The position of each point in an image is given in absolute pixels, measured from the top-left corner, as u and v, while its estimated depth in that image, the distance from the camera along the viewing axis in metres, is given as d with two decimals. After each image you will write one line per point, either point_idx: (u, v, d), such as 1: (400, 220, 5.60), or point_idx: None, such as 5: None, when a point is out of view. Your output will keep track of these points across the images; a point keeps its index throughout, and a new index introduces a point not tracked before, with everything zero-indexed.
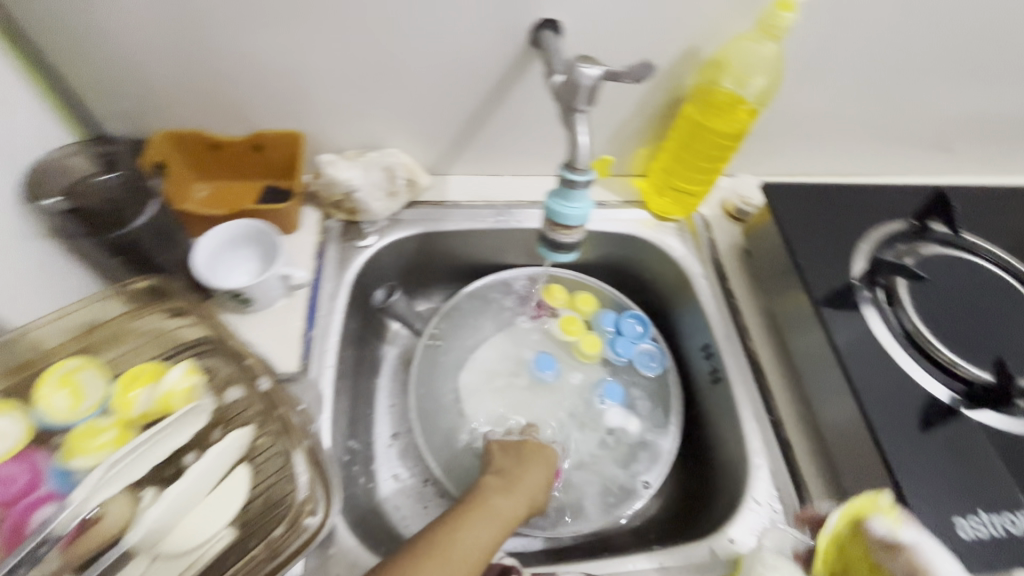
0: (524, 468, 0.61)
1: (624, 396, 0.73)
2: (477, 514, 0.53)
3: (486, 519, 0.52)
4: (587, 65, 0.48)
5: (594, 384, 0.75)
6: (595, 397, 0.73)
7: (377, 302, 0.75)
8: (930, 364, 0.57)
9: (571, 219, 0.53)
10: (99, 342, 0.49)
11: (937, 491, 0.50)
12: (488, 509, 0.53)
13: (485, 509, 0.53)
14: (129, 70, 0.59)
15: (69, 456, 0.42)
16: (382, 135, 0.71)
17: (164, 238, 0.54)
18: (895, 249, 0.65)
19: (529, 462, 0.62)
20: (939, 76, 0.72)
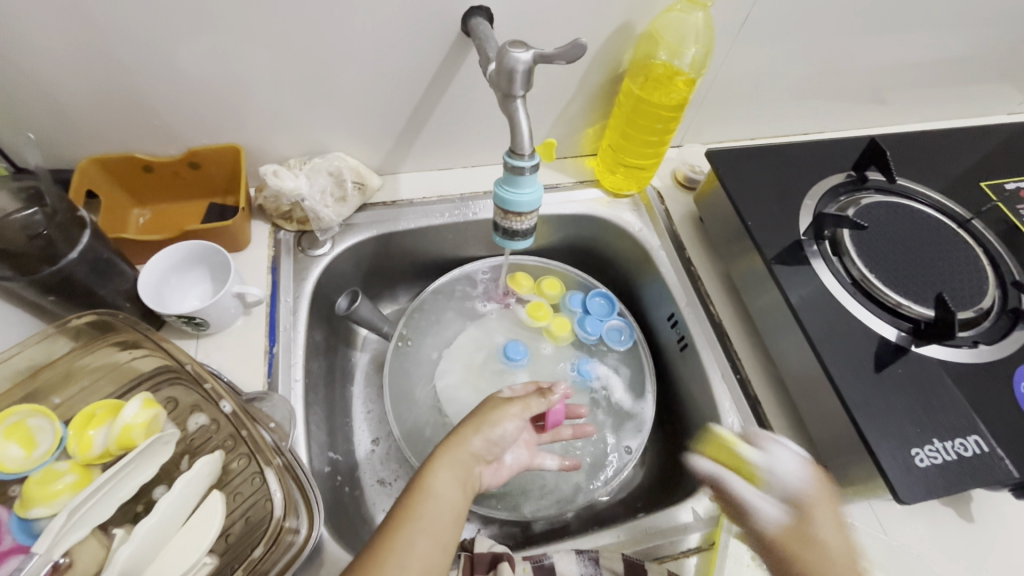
0: (487, 413, 0.54)
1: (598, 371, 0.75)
2: (436, 468, 0.48)
3: (448, 471, 0.48)
4: (517, 49, 0.47)
5: (566, 357, 0.75)
6: (567, 368, 0.74)
7: (341, 310, 0.70)
8: (877, 307, 0.60)
9: (523, 206, 0.53)
10: (49, 385, 0.47)
11: (895, 426, 0.53)
12: (449, 460, 0.49)
13: (445, 461, 0.49)
14: (41, 98, 0.56)
15: (25, 507, 0.40)
16: (324, 141, 0.70)
17: (103, 271, 0.51)
18: (838, 202, 0.68)
19: (495, 405, 0.55)
20: (864, 30, 0.74)
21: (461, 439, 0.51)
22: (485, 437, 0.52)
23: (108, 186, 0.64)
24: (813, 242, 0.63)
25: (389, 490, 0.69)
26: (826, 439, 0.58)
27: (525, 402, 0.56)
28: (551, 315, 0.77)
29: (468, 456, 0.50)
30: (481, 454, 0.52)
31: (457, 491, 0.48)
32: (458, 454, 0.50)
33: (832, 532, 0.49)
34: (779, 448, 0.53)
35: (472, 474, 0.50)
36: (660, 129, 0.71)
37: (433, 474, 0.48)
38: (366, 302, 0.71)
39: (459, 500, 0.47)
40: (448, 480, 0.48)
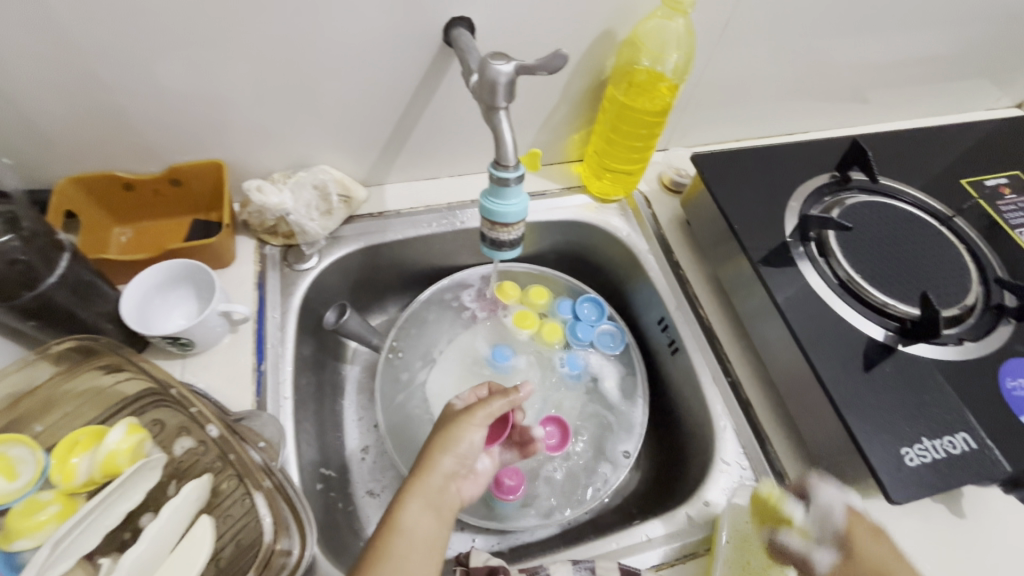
0: (448, 428, 0.51)
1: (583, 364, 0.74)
2: (408, 504, 0.46)
3: (419, 502, 0.46)
4: (499, 62, 0.47)
5: (554, 355, 0.76)
6: (557, 364, 0.75)
7: (329, 324, 0.69)
8: (865, 308, 0.60)
9: (509, 217, 0.53)
10: (31, 411, 0.46)
11: (884, 426, 0.53)
12: (423, 494, 0.47)
13: (416, 495, 0.47)
14: (15, 117, 0.55)
15: (7, 540, 0.39)
16: (309, 154, 0.69)
17: (84, 294, 0.50)
18: (822, 203, 0.68)
19: (454, 418, 0.52)
20: (844, 31, 0.75)
21: (429, 462, 0.49)
22: (454, 453, 0.50)
23: (87, 206, 0.63)
24: (800, 244, 0.64)
25: (379, 500, 0.68)
26: (818, 440, 0.58)
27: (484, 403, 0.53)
28: (540, 322, 0.77)
29: (440, 479, 0.49)
30: (455, 472, 0.50)
31: (433, 522, 0.46)
32: (429, 482, 0.48)
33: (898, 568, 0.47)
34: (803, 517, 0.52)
35: (449, 497, 0.49)
36: (644, 135, 0.71)
37: (402, 509, 0.46)
38: (354, 315, 0.71)
39: (436, 532, 0.46)
40: (421, 514, 0.46)
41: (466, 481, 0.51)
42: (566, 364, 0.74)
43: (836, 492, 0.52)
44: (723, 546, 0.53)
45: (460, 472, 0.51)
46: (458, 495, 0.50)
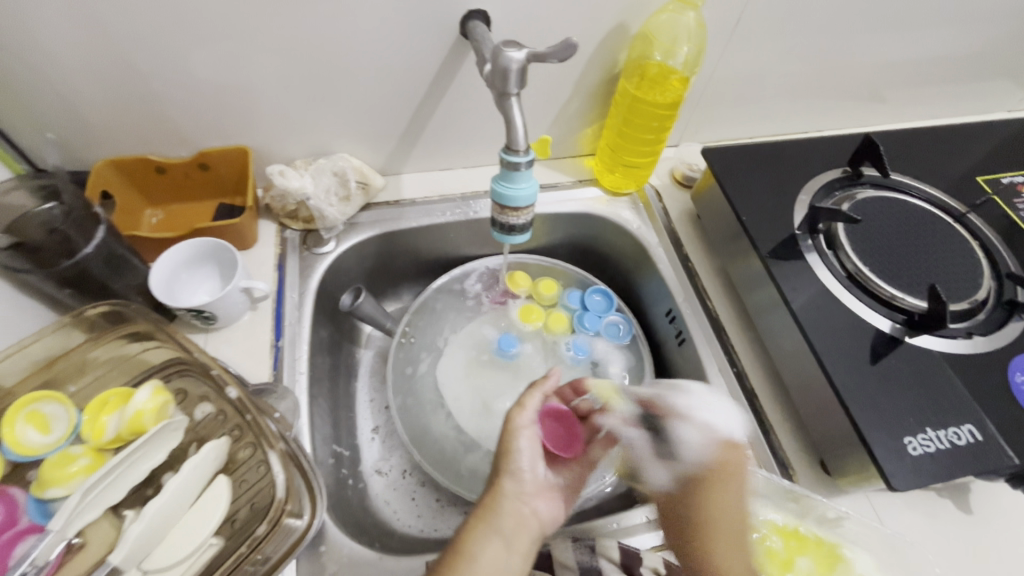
0: (503, 449, 0.56)
1: (590, 349, 0.76)
2: (477, 535, 0.48)
3: (485, 531, 0.49)
4: (510, 49, 0.49)
5: (559, 342, 0.78)
6: (562, 350, 0.77)
7: (344, 307, 0.71)
8: (872, 300, 0.60)
9: (519, 201, 0.55)
10: (64, 373, 0.49)
11: (889, 416, 0.53)
12: (489, 525, 0.49)
13: (484, 525, 0.49)
14: (58, 101, 0.58)
15: (42, 488, 0.42)
16: (330, 142, 0.72)
17: (117, 265, 0.54)
18: (833, 197, 0.68)
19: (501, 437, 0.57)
20: (859, 28, 0.75)
21: (495, 489, 0.53)
22: (512, 473, 0.54)
23: (122, 188, 0.67)
24: (808, 237, 0.64)
25: (387, 479, 0.71)
26: (821, 430, 0.58)
27: (522, 401, 0.58)
28: (545, 314, 0.79)
29: (507, 504, 0.52)
30: (521, 494, 0.53)
31: (502, 549, 0.48)
32: (495, 510, 0.51)
33: (732, 507, 0.52)
34: (690, 429, 0.54)
35: (520, 522, 0.51)
36: (655, 127, 0.72)
37: (469, 538, 0.48)
38: (369, 299, 0.73)
39: (509, 558, 0.48)
40: (489, 543, 0.48)
41: (537, 500, 0.54)
42: (572, 349, 0.76)
43: (688, 431, 0.54)
44: None
45: (529, 492, 0.54)
46: (532, 515, 0.53)
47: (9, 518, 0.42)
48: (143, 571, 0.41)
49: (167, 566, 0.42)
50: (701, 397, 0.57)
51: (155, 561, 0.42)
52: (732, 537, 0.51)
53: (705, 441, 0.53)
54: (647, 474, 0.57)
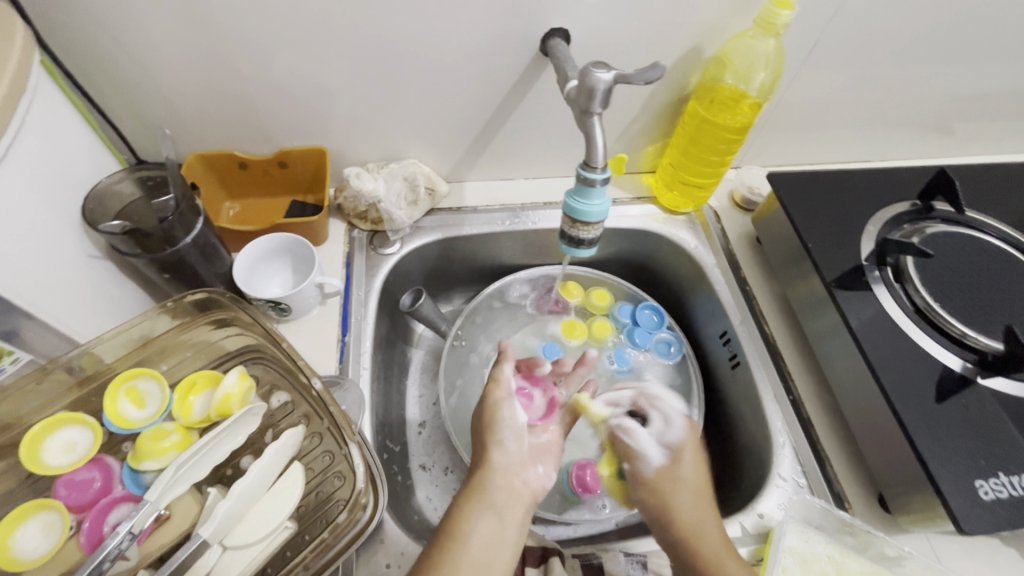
0: (484, 420, 0.57)
1: (631, 362, 0.77)
2: (466, 509, 0.50)
3: (477, 510, 0.50)
4: (599, 70, 0.50)
5: (602, 353, 0.78)
6: (606, 363, 0.77)
7: (405, 307, 0.74)
8: (942, 337, 0.59)
9: (591, 216, 0.56)
10: (155, 354, 0.53)
11: (958, 457, 0.52)
12: (482, 500, 0.51)
13: (477, 501, 0.51)
14: (162, 103, 0.62)
15: (139, 460, 0.45)
16: (401, 148, 0.74)
17: (208, 254, 0.57)
18: (901, 229, 0.67)
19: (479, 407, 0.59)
20: (937, 59, 0.74)
21: (487, 462, 0.54)
22: (502, 447, 0.55)
23: (207, 180, 0.70)
24: (875, 268, 0.64)
25: (431, 475, 0.72)
26: (884, 467, 0.57)
27: (496, 376, 0.60)
28: (587, 326, 0.80)
29: (497, 477, 0.53)
30: (511, 466, 0.54)
31: (496, 523, 0.50)
32: (486, 485, 0.52)
33: (690, 471, 0.58)
34: (668, 407, 0.64)
35: (513, 493, 0.53)
36: (722, 149, 0.73)
37: (462, 519, 0.49)
38: (428, 301, 0.75)
39: (502, 531, 0.49)
40: (480, 517, 0.50)
41: (528, 471, 0.56)
42: (615, 361, 0.77)
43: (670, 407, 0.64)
44: (777, 559, 0.53)
45: (521, 461, 0.56)
46: (524, 486, 0.54)
47: (105, 486, 0.45)
48: (224, 546, 0.44)
49: (245, 545, 0.44)
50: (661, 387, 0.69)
51: (236, 537, 0.44)
52: (702, 496, 0.56)
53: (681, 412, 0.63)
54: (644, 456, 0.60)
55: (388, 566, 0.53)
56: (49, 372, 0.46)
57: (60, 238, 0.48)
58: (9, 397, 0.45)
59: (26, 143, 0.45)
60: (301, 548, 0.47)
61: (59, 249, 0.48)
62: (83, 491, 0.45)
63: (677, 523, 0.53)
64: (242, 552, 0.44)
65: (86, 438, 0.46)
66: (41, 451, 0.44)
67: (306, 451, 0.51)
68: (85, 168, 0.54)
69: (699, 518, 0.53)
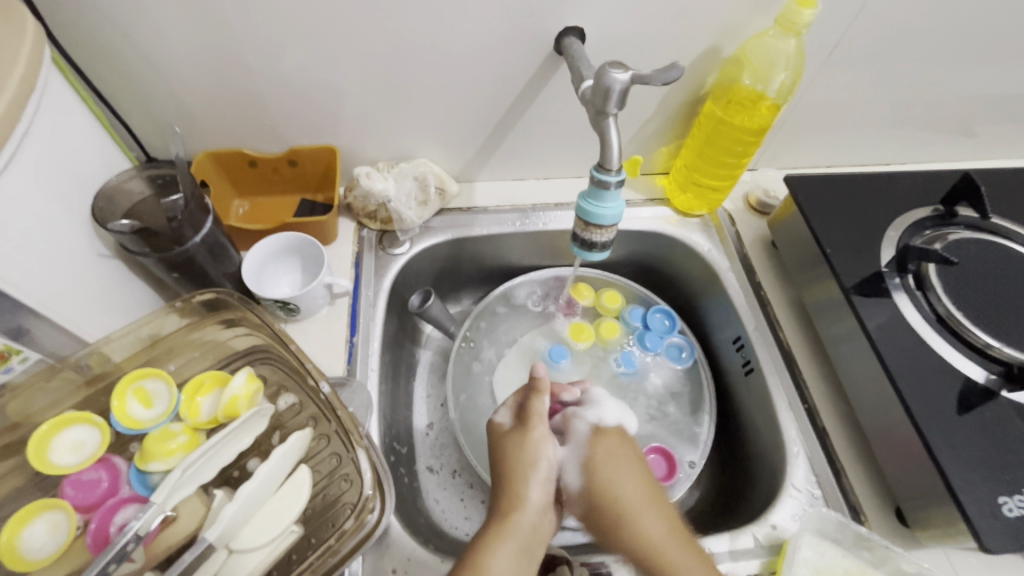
0: (523, 458, 0.55)
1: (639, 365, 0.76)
2: (494, 545, 0.49)
3: (507, 545, 0.49)
4: (616, 70, 0.49)
5: (609, 355, 0.77)
6: (612, 366, 0.76)
7: (413, 308, 0.73)
8: (964, 347, 0.57)
9: (605, 219, 0.55)
10: (163, 354, 0.53)
11: (980, 471, 0.50)
12: (509, 533, 0.50)
13: (507, 534, 0.50)
14: (173, 99, 0.62)
15: (145, 461, 0.45)
16: (411, 147, 0.73)
17: (216, 253, 0.57)
18: (923, 235, 0.66)
19: (513, 441, 0.57)
20: (963, 59, 0.72)
21: (521, 499, 0.53)
22: (536, 484, 0.54)
23: (217, 177, 0.70)
24: (896, 275, 0.62)
25: (438, 478, 0.71)
26: (902, 480, 0.55)
27: (535, 410, 0.58)
28: (595, 328, 0.78)
29: (529, 515, 0.52)
30: (541, 506, 0.54)
31: (525, 561, 0.49)
32: (517, 522, 0.51)
33: (631, 487, 0.57)
34: (580, 424, 0.62)
35: (539, 531, 0.52)
36: (739, 151, 0.71)
37: (492, 555, 0.48)
38: (437, 302, 0.74)
39: (528, 566, 0.49)
40: (508, 553, 0.48)
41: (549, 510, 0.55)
42: (622, 364, 0.76)
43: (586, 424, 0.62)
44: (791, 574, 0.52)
45: (549, 502, 0.55)
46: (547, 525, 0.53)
47: (112, 486, 0.45)
48: (229, 550, 0.43)
49: (252, 549, 0.43)
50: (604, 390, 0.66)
51: (242, 541, 0.43)
52: (641, 502, 0.56)
53: (590, 430, 0.61)
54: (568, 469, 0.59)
55: (395, 571, 0.53)
56: (58, 370, 0.47)
57: (69, 236, 0.48)
58: (19, 394, 0.45)
59: (36, 140, 0.44)
60: (307, 552, 0.46)
61: (68, 245, 0.48)
62: (90, 491, 0.45)
63: (631, 538, 0.53)
64: (248, 557, 0.43)
65: (93, 438, 0.46)
66: (49, 450, 0.44)
67: (311, 454, 0.51)
68: (95, 165, 0.53)
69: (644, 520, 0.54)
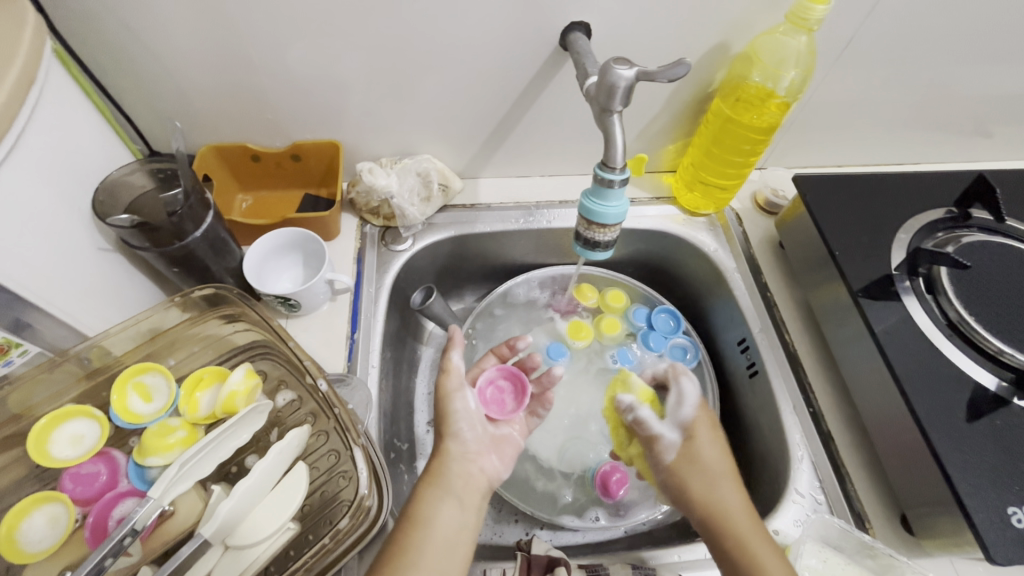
0: (441, 412, 0.56)
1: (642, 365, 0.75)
2: (429, 496, 0.50)
3: (440, 497, 0.50)
4: (621, 66, 0.48)
5: (605, 351, 0.77)
6: (607, 362, 0.76)
7: (415, 305, 0.73)
8: (975, 352, 0.56)
9: (608, 218, 0.54)
10: (163, 349, 0.53)
11: (988, 479, 0.49)
12: (441, 485, 0.51)
13: (435, 487, 0.51)
14: (176, 93, 0.61)
15: (143, 455, 0.45)
16: (415, 143, 0.73)
17: (216, 248, 0.57)
18: (935, 238, 0.64)
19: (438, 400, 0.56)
20: (981, 57, 0.70)
21: (441, 449, 0.54)
22: (458, 436, 0.55)
23: (220, 172, 0.70)
24: (906, 278, 0.61)
25: None
26: (908, 486, 0.54)
27: (445, 366, 0.56)
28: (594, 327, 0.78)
29: (456, 465, 0.53)
30: (467, 455, 0.55)
31: (456, 508, 0.50)
32: (443, 471, 0.52)
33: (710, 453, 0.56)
34: (691, 382, 0.60)
35: (468, 481, 0.53)
36: (746, 151, 0.70)
37: (426, 504, 0.49)
38: (439, 299, 0.74)
39: (463, 515, 0.50)
40: (443, 502, 0.50)
41: (484, 458, 0.56)
42: (617, 360, 0.76)
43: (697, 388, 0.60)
44: None
45: (481, 448, 0.56)
46: (479, 473, 0.54)
47: (111, 480, 0.45)
48: (226, 546, 0.43)
49: (248, 545, 0.43)
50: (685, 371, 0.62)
51: (238, 537, 0.43)
52: (717, 470, 0.55)
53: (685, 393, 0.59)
54: (663, 438, 0.58)
55: None
56: (60, 362, 0.47)
57: (70, 230, 0.48)
58: (19, 387, 0.45)
59: (36, 133, 0.44)
60: (304, 549, 0.46)
61: (69, 240, 0.48)
62: (89, 485, 0.45)
63: (706, 504, 0.52)
64: (242, 553, 0.43)
65: (92, 431, 0.46)
66: (49, 443, 0.45)
67: (306, 451, 0.50)
68: (98, 159, 0.53)
69: (728, 496, 0.52)
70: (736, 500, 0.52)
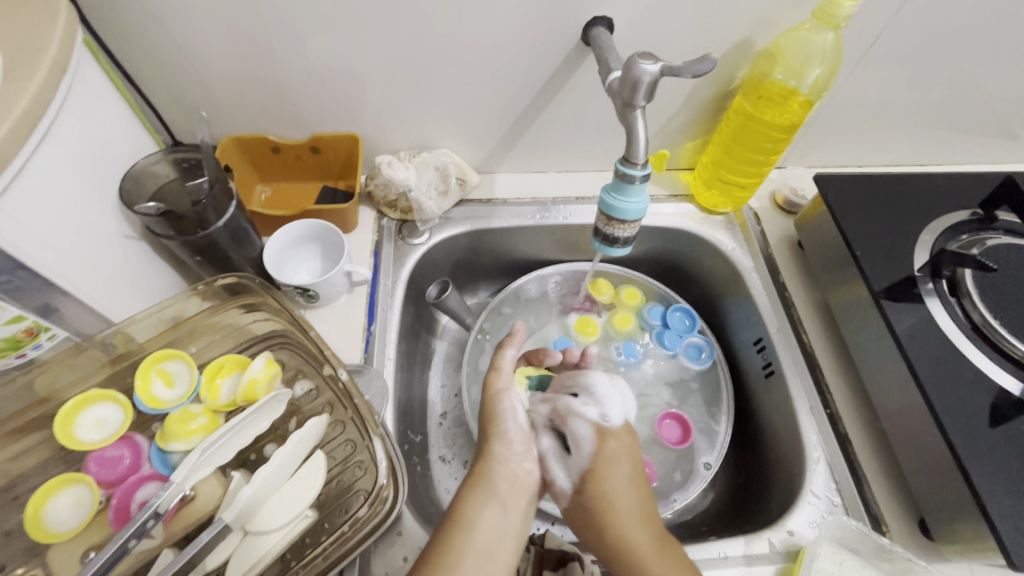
0: (488, 412, 0.57)
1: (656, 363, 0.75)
2: (472, 501, 0.51)
3: (484, 501, 0.51)
4: (645, 61, 0.48)
5: (611, 342, 0.77)
6: (613, 354, 0.76)
7: (430, 298, 0.74)
8: (1000, 357, 0.55)
9: (628, 214, 0.54)
10: (184, 337, 0.53)
11: (1012, 484, 0.48)
12: (486, 489, 0.52)
13: (480, 489, 0.52)
14: (199, 84, 0.62)
15: (165, 441, 0.46)
16: (433, 136, 0.73)
17: (237, 238, 0.57)
18: (959, 241, 0.63)
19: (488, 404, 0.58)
20: (1010, 57, 0.68)
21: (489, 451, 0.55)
22: (504, 440, 0.56)
23: (240, 163, 0.71)
24: (929, 280, 0.60)
25: (450, 467, 0.71)
26: (928, 490, 0.54)
27: (496, 365, 0.59)
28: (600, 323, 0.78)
29: (499, 466, 0.54)
30: (512, 456, 0.55)
31: (499, 512, 0.51)
32: (489, 473, 0.53)
33: (624, 490, 0.54)
34: (582, 421, 0.58)
35: (514, 483, 0.54)
36: (767, 149, 0.70)
37: (469, 506, 0.51)
38: (454, 293, 0.74)
39: (505, 519, 0.51)
40: (483, 503, 0.51)
41: (527, 460, 0.56)
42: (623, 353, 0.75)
43: (589, 423, 0.58)
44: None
45: (529, 450, 0.57)
46: (526, 475, 0.55)
47: (134, 464, 0.46)
48: (245, 531, 0.44)
49: (267, 532, 0.44)
50: (601, 380, 0.62)
51: (257, 524, 0.44)
52: (631, 507, 0.52)
53: (592, 429, 0.58)
54: (557, 483, 0.57)
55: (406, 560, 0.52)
56: (85, 347, 0.48)
57: (98, 218, 0.49)
58: (47, 370, 0.46)
59: (67, 122, 0.45)
60: (321, 536, 0.47)
61: (97, 227, 0.48)
62: (113, 468, 0.46)
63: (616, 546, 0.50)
64: (261, 541, 0.44)
65: (116, 416, 0.47)
66: (74, 425, 0.46)
67: (325, 440, 0.51)
68: (125, 147, 0.54)
69: (632, 529, 0.51)
70: (641, 536, 0.50)
